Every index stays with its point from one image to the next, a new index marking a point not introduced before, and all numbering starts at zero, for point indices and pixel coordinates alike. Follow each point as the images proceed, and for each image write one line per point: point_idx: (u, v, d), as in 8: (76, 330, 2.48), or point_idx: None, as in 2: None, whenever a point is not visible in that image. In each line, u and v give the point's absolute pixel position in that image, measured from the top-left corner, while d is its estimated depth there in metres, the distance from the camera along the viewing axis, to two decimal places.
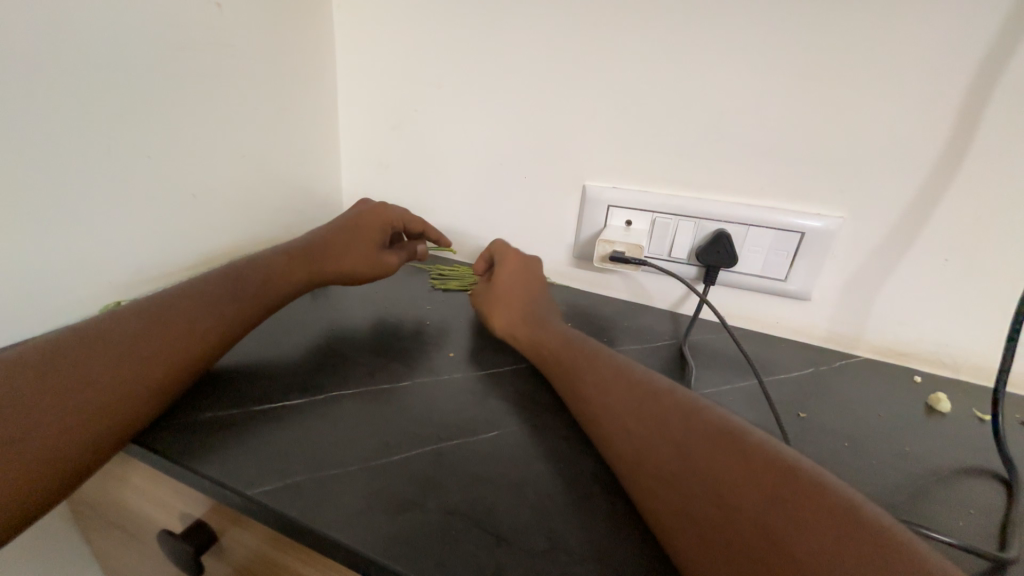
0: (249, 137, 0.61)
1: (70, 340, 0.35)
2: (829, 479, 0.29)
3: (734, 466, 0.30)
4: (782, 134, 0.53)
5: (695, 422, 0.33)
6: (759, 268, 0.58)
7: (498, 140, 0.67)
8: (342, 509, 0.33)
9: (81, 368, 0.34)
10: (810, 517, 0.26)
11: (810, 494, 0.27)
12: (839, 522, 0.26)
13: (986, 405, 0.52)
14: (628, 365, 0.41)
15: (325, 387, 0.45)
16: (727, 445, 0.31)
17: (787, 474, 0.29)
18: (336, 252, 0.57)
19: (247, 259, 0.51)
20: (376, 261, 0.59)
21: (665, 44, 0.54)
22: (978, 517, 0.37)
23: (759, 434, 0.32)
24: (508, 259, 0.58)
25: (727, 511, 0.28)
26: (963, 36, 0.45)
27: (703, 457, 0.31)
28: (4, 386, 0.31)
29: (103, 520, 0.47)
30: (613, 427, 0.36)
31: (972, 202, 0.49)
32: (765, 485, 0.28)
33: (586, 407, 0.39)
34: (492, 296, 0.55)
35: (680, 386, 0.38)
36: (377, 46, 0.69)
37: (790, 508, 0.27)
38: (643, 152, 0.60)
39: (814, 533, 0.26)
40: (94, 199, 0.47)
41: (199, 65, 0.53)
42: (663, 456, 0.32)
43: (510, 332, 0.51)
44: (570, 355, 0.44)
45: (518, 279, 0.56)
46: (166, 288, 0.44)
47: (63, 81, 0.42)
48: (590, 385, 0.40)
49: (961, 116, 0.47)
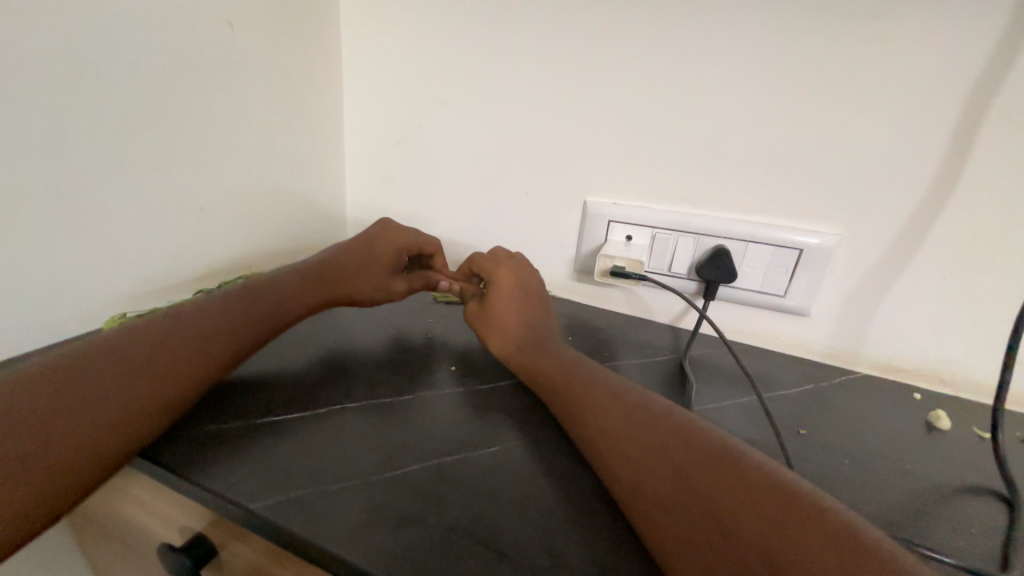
0: (256, 150, 0.63)
1: (91, 355, 0.36)
2: (828, 501, 0.29)
3: (734, 490, 0.30)
4: (778, 152, 0.54)
5: (696, 445, 0.34)
6: (757, 284, 0.59)
7: (501, 155, 0.68)
8: (343, 523, 0.33)
9: (100, 385, 0.35)
10: (814, 539, 0.27)
11: (810, 516, 0.28)
12: (841, 547, 0.26)
13: (986, 422, 0.52)
14: (625, 387, 0.41)
15: (325, 401, 0.45)
16: (726, 468, 0.31)
17: (787, 499, 0.29)
18: (348, 284, 0.57)
19: (262, 279, 0.51)
20: (383, 290, 0.60)
21: (662, 64, 0.56)
22: (979, 538, 0.37)
23: (758, 456, 0.33)
24: (501, 270, 0.57)
25: (730, 538, 0.28)
26: (951, 58, 0.46)
27: (702, 480, 0.31)
28: (29, 403, 0.32)
29: (102, 531, 0.47)
30: (612, 452, 0.36)
31: (967, 218, 0.49)
32: (765, 508, 0.29)
33: (585, 431, 0.39)
34: (486, 314, 0.54)
35: (677, 408, 0.39)
36: (382, 62, 0.70)
37: (791, 529, 0.27)
38: (641, 168, 0.61)
39: (818, 557, 0.26)
40: (102, 212, 0.48)
41: (209, 81, 0.54)
42: (663, 480, 0.32)
43: (507, 351, 0.50)
44: (566, 377, 0.44)
45: (512, 291, 0.55)
46: (183, 304, 0.45)
47: (80, 96, 0.43)
48: (587, 404, 0.40)
49: (954, 136, 0.48)
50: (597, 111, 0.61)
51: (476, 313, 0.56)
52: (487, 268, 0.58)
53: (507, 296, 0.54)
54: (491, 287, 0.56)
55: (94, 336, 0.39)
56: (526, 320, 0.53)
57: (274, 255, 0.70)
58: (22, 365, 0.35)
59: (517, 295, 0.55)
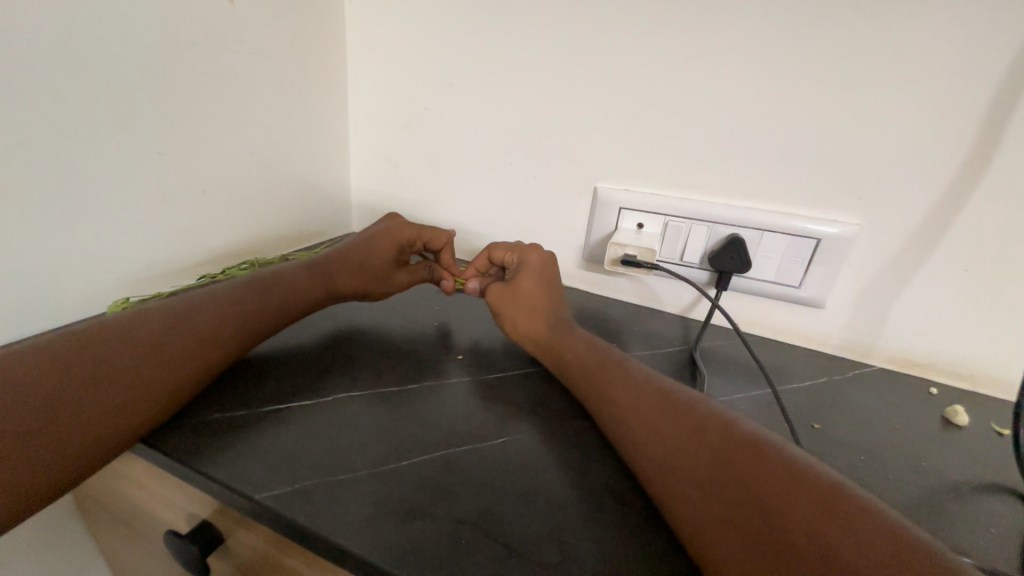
0: (259, 133, 0.61)
1: (101, 333, 0.36)
2: (870, 500, 0.28)
3: (773, 485, 0.29)
4: (798, 138, 0.52)
5: (729, 435, 0.33)
6: (771, 274, 0.57)
7: (509, 141, 0.66)
8: (351, 515, 0.32)
9: (109, 365, 0.35)
10: (860, 538, 0.26)
11: (854, 514, 0.27)
12: (890, 550, 0.25)
13: (1004, 419, 0.51)
14: (652, 377, 0.41)
15: (334, 389, 0.45)
16: (762, 461, 0.31)
17: (828, 495, 0.28)
18: (352, 277, 0.56)
19: (274, 270, 0.51)
20: (387, 283, 0.59)
21: (679, 46, 0.54)
22: (999, 538, 0.36)
23: (794, 450, 0.32)
24: (530, 254, 0.55)
25: (769, 531, 0.27)
26: (990, 39, 0.43)
27: (737, 473, 0.30)
28: (39, 376, 0.32)
29: (110, 516, 0.47)
30: (640, 443, 0.35)
31: (996, 210, 0.47)
32: (807, 504, 0.28)
33: (613, 419, 0.39)
34: (509, 298, 0.52)
35: (706, 398, 0.38)
36: (387, 42, 0.68)
37: (835, 526, 0.26)
38: (654, 154, 0.59)
39: (867, 559, 0.25)
40: (102, 196, 0.46)
41: (208, 60, 0.52)
42: (695, 472, 0.32)
43: (531, 337, 0.50)
44: (592, 366, 0.44)
45: (538, 276, 0.53)
46: (196, 290, 0.45)
47: (79, 75, 0.42)
48: (617, 393, 0.40)
49: (986, 123, 0.45)
50: (610, 95, 0.59)
51: (498, 295, 0.53)
52: (514, 254, 0.56)
53: (531, 282, 0.52)
54: (516, 272, 0.54)
55: (108, 315, 0.39)
56: (551, 306, 0.51)
57: (277, 240, 0.69)
58: (35, 338, 0.35)
59: (543, 280, 0.53)
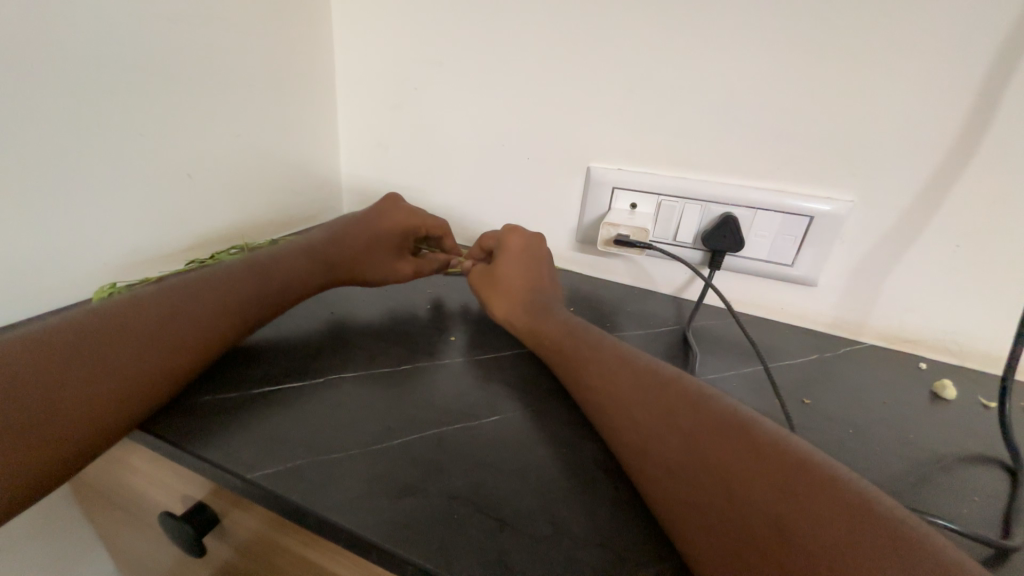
0: (245, 115, 0.60)
1: (96, 319, 0.36)
2: (840, 470, 0.29)
3: (746, 458, 0.29)
4: (793, 115, 0.52)
5: (706, 412, 0.33)
6: (765, 253, 0.57)
7: (501, 121, 0.65)
8: (343, 492, 0.32)
9: (108, 351, 0.35)
10: (826, 506, 0.26)
11: (821, 483, 0.27)
12: (853, 516, 0.25)
13: (990, 393, 0.52)
14: (633, 354, 0.41)
15: (324, 370, 0.45)
16: (738, 435, 0.31)
17: (798, 466, 0.28)
18: (350, 262, 0.56)
19: (268, 253, 0.50)
20: (388, 272, 0.58)
21: (673, 20, 0.52)
22: (981, 506, 0.37)
23: (769, 424, 0.32)
24: (512, 236, 0.55)
25: (740, 501, 0.28)
26: (990, 10, 0.42)
27: (712, 447, 0.31)
28: (37, 364, 0.32)
29: (107, 500, 0.48)
30: (620, 420, 0.36)
31: (989, 185, 0.47)
32: (777, 474, 0.28)
33: (592, 396, 0.39)
34: (491, 279, 0.53)
35: (685, 374, 0.38)
36: (374, 20, 0.66)
37: (801, 496, 0.27)
38: (648, 133, 0.58)
39: (832, 525, 0.25)
40: (85, 179, 0.45)
41: (190, 38, 0.51)
42: (673, 446, 0.32)
43: (510, 320, 0.50)
44: (573, 344, 0.44)
45: (522, 259, 0.53)
46: (189, 274, 0.44)
47: (54, 54, 0.40)
48: (597, 372, 0.40)
49: (982, 98, 0.45)
50: (603, 72, 0.57)
51: (480, 279, 0.54)
52: (498, 238, 0.56)
53: (513, 263, 0.53)
54: (499, 254, 0.55)
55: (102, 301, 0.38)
56: (535, 287, 0.51)
57: (267, 225, 0.68)
58: (28, 325, 0.34)
59: (527, 261, 0.53)
